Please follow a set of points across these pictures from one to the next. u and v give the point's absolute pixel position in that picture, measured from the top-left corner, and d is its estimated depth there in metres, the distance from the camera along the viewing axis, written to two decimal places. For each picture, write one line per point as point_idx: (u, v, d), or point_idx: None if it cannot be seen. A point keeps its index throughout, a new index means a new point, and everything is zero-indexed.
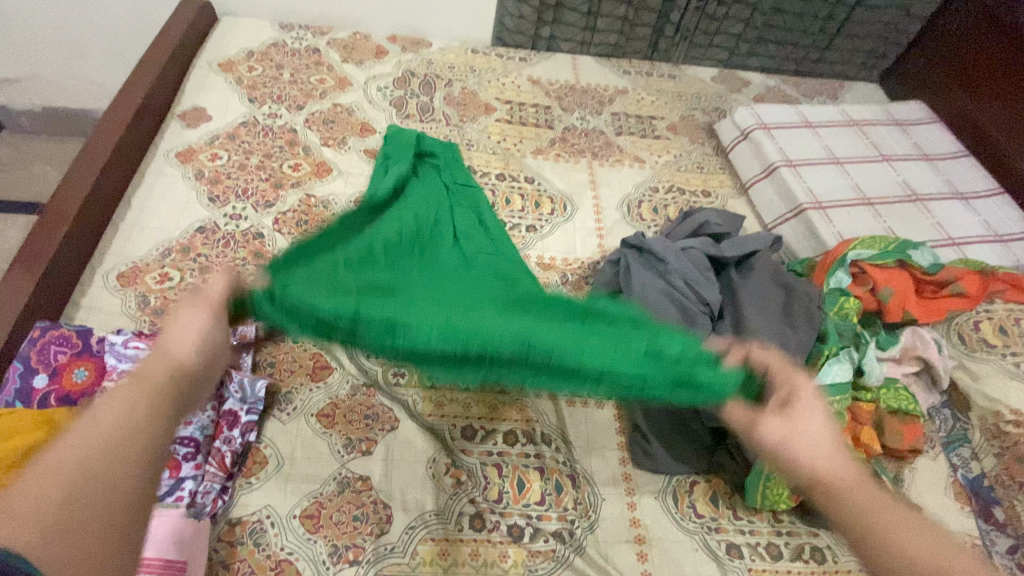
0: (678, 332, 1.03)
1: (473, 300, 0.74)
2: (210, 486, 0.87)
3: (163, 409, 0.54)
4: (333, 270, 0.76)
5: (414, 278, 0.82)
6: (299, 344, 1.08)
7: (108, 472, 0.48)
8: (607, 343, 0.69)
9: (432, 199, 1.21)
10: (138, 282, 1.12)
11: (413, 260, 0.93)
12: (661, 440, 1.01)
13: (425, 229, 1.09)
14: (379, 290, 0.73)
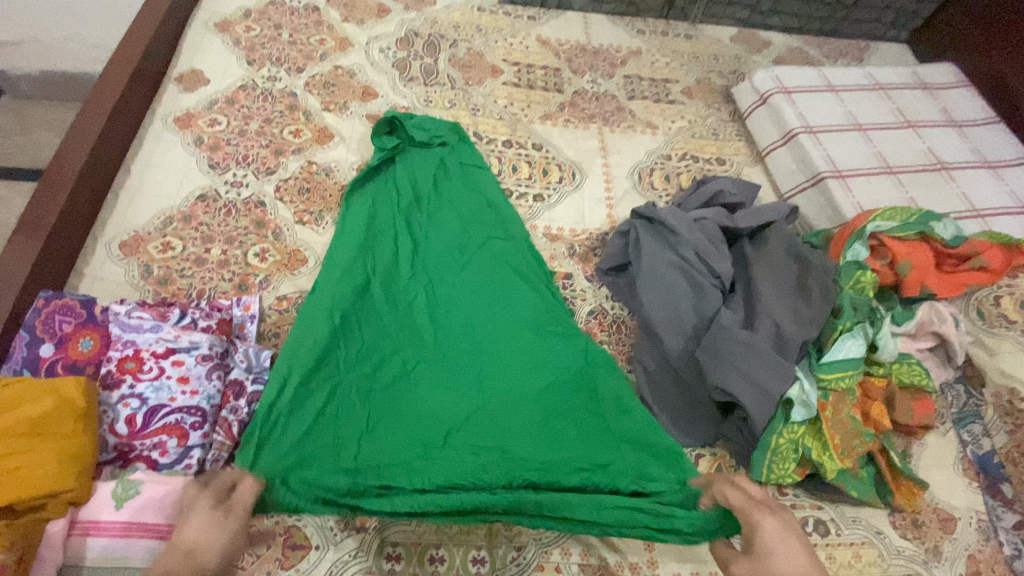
0: (685, 305, 1.01)
1: (450, 462, 0.88)
2: (219, 455, 0.87)
3: None
4: (332, 397, 0.90)
5: (402, 395, 0.94)
6: None
7: None
8: (588, 498, 0.84)
9: (434, 196, 1.16)
10: (141, 251, 1.11)
11: (404, 330, 1.00)
12: (667, 412, 1.01)
13: (422, 250, 1.10)
14: (374, 458, 0.87)
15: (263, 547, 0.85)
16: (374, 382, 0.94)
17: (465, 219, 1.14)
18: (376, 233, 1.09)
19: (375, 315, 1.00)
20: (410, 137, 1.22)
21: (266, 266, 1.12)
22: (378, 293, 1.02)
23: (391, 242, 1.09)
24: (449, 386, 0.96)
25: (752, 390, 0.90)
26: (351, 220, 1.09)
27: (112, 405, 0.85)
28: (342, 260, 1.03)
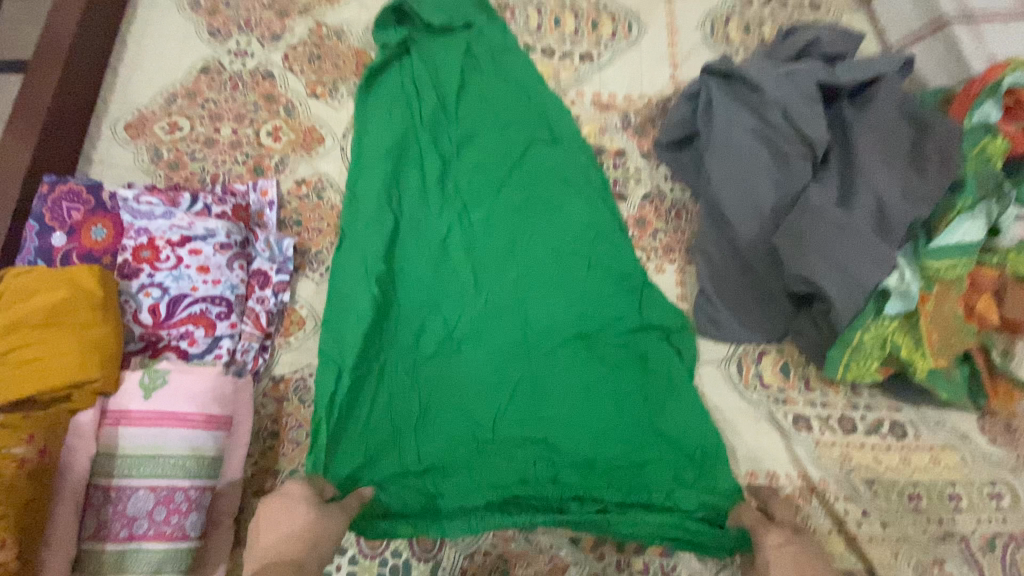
0: (766, 183, 0.85)
1: (507, 445, 0.83)
2: (249, 344, 0.84)
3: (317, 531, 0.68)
4: (378, 377, 0.83)
5: (450, 362, 0.87)
6: (325, 201, 0.98)
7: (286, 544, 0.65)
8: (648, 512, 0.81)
9: (460, 109, 0.99)
10: (147, 133, 1.00)
11: (443, 282, 0.90)
12: (730, 306, 0.89)
13: (454, 178, 0.96)
14: (430, 446, 0.82)
15: (303, 435, 0.84)
16: (419, 349, 0.87)
17: (499, 134, 0.98)
18: (402, 165, 0.95)
19: (411, 267, 0.90)
20: (425, 31, 1.02)
21: (281, 146, 1.00)
22: (411, 243, 0.92)
23: (420, 174, 0.95)
24: (497, 344, 0.87)
25: (839, 281, 0.77)
26: (373, 153, 0.94)
27: (133, 295, 0.80)
28: (371, 204, 0.91)
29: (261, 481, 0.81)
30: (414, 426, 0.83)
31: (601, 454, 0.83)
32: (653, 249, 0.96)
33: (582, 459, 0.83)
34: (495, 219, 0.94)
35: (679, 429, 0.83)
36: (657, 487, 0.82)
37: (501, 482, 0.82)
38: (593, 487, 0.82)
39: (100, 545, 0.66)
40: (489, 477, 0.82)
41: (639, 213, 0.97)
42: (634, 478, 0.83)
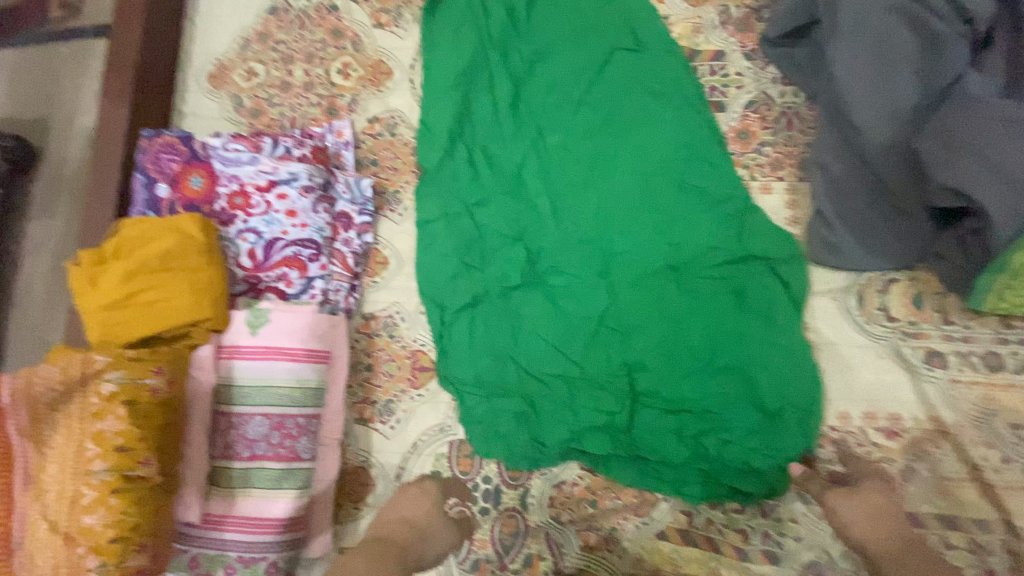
0: (905, 72, 0.69)
1: (593, 381, 0.80)
2: (340, 285, 0.87)
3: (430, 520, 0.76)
4: (463, 311, 0.85)
5: (532, 295, 0.84)
6: (398, 138, 0.95)
7: (397, 525, 0.74)
8: (746, 446, 0.76)
9: (531, 25, 0.91)
10: (228, 82, 1.02)
11: (522, 213, 0.86)
12: (853, 227, 0.78)
13: (527, 101, 0.90)
14: (516, 379, 0.82)
15: (394, 368, 0.87)
16: (500, 283, 0.85)
17: (575, 47, 0.89)
18: (473, 92, 0.90)
19: (488, 199, 0.88)
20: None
21: (351, 84, 0.98)
22: (487, 175, 0.88)
23: (491, 99, 0.90)
24: (580, 277, 0.83)
25: (1002, 193, 0.61)
26: (443, 82, 0.91)
27: (233, 240, 0.84)
28: (445, 137, 0.89)
29: (361, 410, 0.86)
30: (503, 359, 0.83)
31: (696, 391, 0.77)
32: (758, 167, 0.86)
33: (673, 397, 0.78)
34: (576, 141, 0.87)
35: (782, 364, 0.77)
36: (760, 428, 0.76)
37: (587, 419, 0.79)
38: (685, 428, 0.78)
39: (228, 463, 0.73)
40: (575, 411, 0.80)
41: (742, 124, 0.88)
42: (731, 419, 0.77)
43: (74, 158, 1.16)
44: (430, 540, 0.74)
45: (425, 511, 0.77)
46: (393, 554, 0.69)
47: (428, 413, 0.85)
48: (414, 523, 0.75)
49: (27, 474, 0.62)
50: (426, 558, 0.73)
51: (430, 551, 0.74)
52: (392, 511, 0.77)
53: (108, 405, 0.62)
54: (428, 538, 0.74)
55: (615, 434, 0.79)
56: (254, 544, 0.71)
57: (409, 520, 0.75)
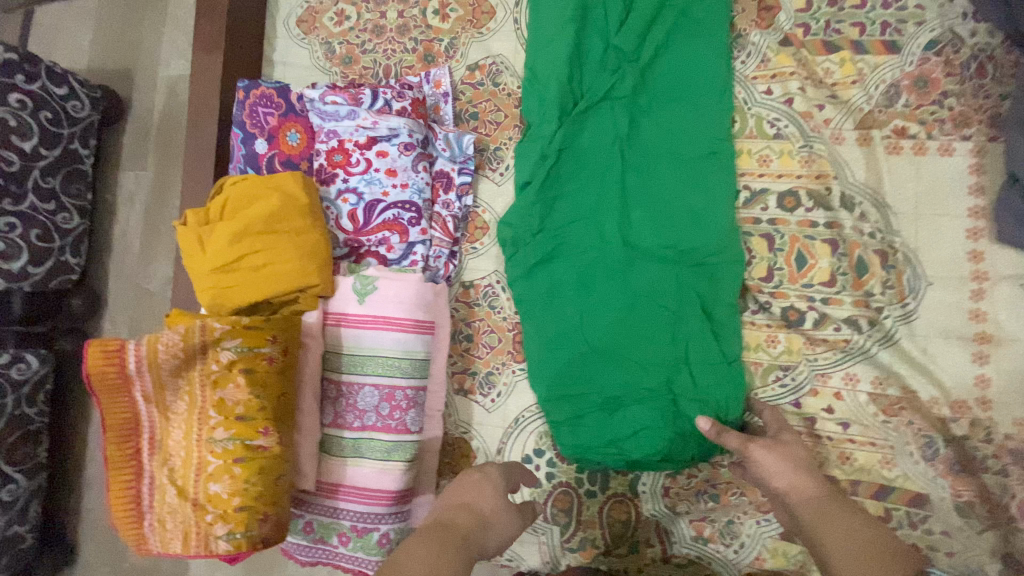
0: None
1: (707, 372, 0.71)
2: (440, 251, 0.82)
3: (497, 513, 0.58)
4: (561, 287, 0.77)
5: (638, 269, 0.74)
6: (500, 87, 0.86)
7: (456, 511, 0.56)
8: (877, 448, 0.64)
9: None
10: (318, 27, 0.95)
11: (630, 178, 0.76)
12: None
13: (647, 48, 0.77)
14: (616, 365, 0.73)
15: (495, 340, 0.82)
16: (600, 256, 0.75)
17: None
18: (585, 36, 0.79)
19: (594, 163, 0.77)
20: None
21: (449, 27, 0.89)
22: (591, 136, 0.78)
23: (605, 45, 0.78)
24: (693, 250, 0.73)
25: None
26: (552, 23, 0.78)
27: (333, 201, 0.80)
28: (555, 89, 0.77)
29: (461, 380, 0.83)
30: (590, 351, 0.74)
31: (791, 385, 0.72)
32: (937, 123, 0.71)
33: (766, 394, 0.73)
34: (674, 106, 0.76)
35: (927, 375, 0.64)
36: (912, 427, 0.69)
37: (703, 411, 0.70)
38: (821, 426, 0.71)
39: (340, 431, 0.72)
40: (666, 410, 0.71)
41: (918, 70, 0.72)
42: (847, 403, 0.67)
43: (161, 109, 1.14)
44: (494, 529, 0.57)
45: (490, 496, 0.59)
46: (450, 547, 0.51)
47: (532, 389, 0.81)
48: (471, 508, 0.57)
49: (153, 439, 0.64)
50: (487, 551, 0.55)
51: (492, 542, 0.56)
52: (454, 495, 0.59)
53: (228, 373, 0.62)
54: (488, 532, 0.56)
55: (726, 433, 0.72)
56: (368, 514, 0.70)
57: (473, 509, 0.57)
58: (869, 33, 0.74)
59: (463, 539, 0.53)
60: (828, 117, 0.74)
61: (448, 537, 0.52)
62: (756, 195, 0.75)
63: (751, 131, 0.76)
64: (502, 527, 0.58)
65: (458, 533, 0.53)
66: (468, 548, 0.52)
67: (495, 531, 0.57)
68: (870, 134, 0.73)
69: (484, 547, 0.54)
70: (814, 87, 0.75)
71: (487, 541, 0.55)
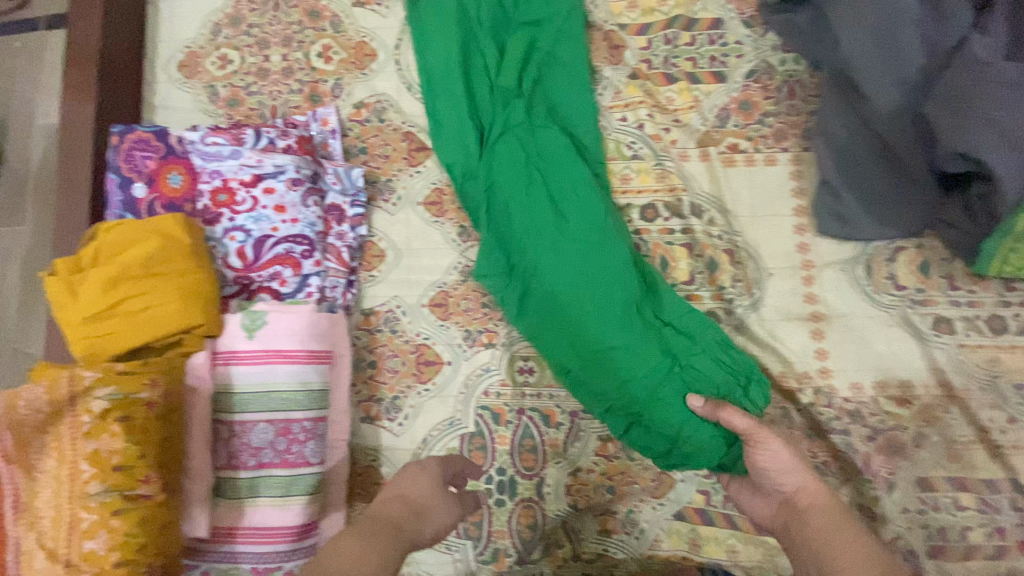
0: (913, 39, 0.66)
1: (688, 342, 0.76)
2: (336, 281, 0.83)
3: (434, 499, 0.60)
4: (539, 316, 0.78)
5: (600, 270, 0.76)
6: (386, 123, 0.90)
7: (392, 504, 0.58)
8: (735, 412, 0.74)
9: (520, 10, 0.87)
10: (200, 71, 0.96)
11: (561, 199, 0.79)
12: (860, 196, 0.77)
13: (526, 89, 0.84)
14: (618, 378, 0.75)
15: (398, 364, 0.84)
16: (564, 270, 0.77)
17: (565, 34, 0.86)
18: (473, 84, 0.84)
19: (522, 186, 0.80)
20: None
21: (333, 68, 0.93)
22: (512, 161, 0.80)
23: (491, 86, 0.84)
24: (630, 243, 0.79)
25: (1015, 159, 0.61)
26: (445, 76, 0.84)
27: (219, 240, 0.80)
28: (455, 130, 0.83)
29: (367, 408, 0.84)
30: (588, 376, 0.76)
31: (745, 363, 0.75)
32: (761, 139, 0.84)
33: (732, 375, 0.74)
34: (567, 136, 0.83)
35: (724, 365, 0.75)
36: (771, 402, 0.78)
37: (709, 390, 0.74)
38: None
39: (234, 472, 0.71)
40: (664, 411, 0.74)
41: (743, 95, 0.85)
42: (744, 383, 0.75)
43: (36, 158, 1.09)
44: (428, 516, 0.58)
45: (425, 486, 0.61)
46: (385, 542, 0.52)
47: (436, 409, 0.82)
48: (409, 499, 0.59)
49: (15, 501, 0.59)
50: (424, 538, 0.57)
51: (430, 528, 0.58)
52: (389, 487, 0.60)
53: (101, 424, 0.59)
54: (428, 522, 0.58)
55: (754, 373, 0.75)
56: (269, 554, 0.69)
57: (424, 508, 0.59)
58: (700, 66, 0.86)
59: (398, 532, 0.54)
60: (675, 137, 0.85)
61: (381, 532, 0.53)
62: (622, 209, 0.84)
63: (612, 153, 0.86)
64: (441, 514, 0.60)
65: (391, 527, 0.54)
66: (400, 538, 0.54)
67: (433, 518, 0.59)
68: (710, 150, 0.84)
69: (425, 535, 0.57)
70: (660, 113, 0.86)
71: (424, 528, 0.57)
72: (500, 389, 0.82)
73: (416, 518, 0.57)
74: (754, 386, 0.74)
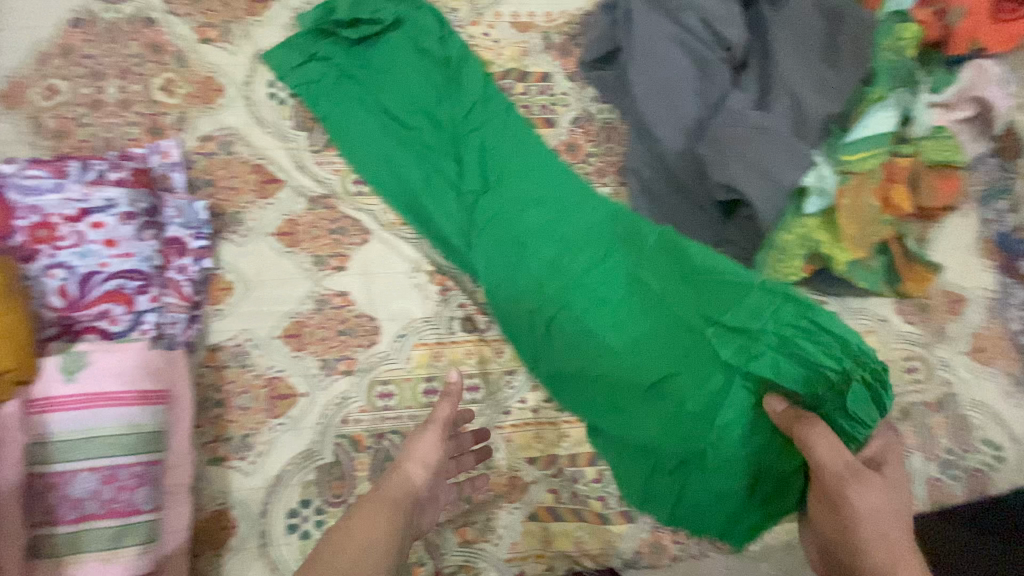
0: (687, 93, 0.85)
1: (748, 337, 0.74)
2: (176, 317, 0.81)
3: (417, 451, 0.73)
4: (592, 403, 0.84)
5: (631, 316, 0.84)
6: (234, 157, 0.91)
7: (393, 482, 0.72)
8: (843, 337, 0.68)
9: (452, 107, 0.92)
10: (20, 100, 0.89)
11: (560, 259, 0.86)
12: (665, 224, 0.90)
13: (499, 181, 0.89)
14: (682, 441, 0.79)
15: (250, 400, 0.82)
16: (591, 327, 0.84)
17: (484, 106, 0.92)
18: (431, 170, 0.89)
19: (517, 258, 0.86)
20: (360, 44, 0.94)
21: (177, 102, 0.92)
22: (504, 241, 0.86)
23: (449, 175, 0.89)
24: (653, 266, 0.83)
25: (761, 186, 0.78)
26: (403, 168, 0.89)
27: (37, 278, 0.74)
28: (431, 239, 0.88)
29: (214, 449, 0.81)
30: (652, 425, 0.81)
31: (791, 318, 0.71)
32: (587, 174, 0.96)
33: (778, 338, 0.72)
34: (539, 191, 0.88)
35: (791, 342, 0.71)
36: None
37: (783, 372, 0.72)
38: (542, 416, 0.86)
39: (52, 530, 0.67)
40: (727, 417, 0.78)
41: (571, 138, 0.97)
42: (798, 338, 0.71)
43: None
44: (409, 467, 0.72)
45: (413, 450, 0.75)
46: (377, 511, 0.67)
47: (292, 441, 0.82)
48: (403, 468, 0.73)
49: None
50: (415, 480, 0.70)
51: (417, 467, 0.71)
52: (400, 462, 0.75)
53: None
54: (410, 471, 0.71)
55: (856, 346, 0.68)
56: None
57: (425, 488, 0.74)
58: (534, 112, 0.98)
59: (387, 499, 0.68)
60: None
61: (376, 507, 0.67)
62: None
63: None
64: (426, 446, 0.72)
65: (383, 498, 0.69)
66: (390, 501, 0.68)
67: (414, 461, 0.71)
68: None
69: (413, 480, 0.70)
70: None
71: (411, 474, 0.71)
72: (359, 416, 0.83)
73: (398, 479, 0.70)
74: (855, 387, 0.66)
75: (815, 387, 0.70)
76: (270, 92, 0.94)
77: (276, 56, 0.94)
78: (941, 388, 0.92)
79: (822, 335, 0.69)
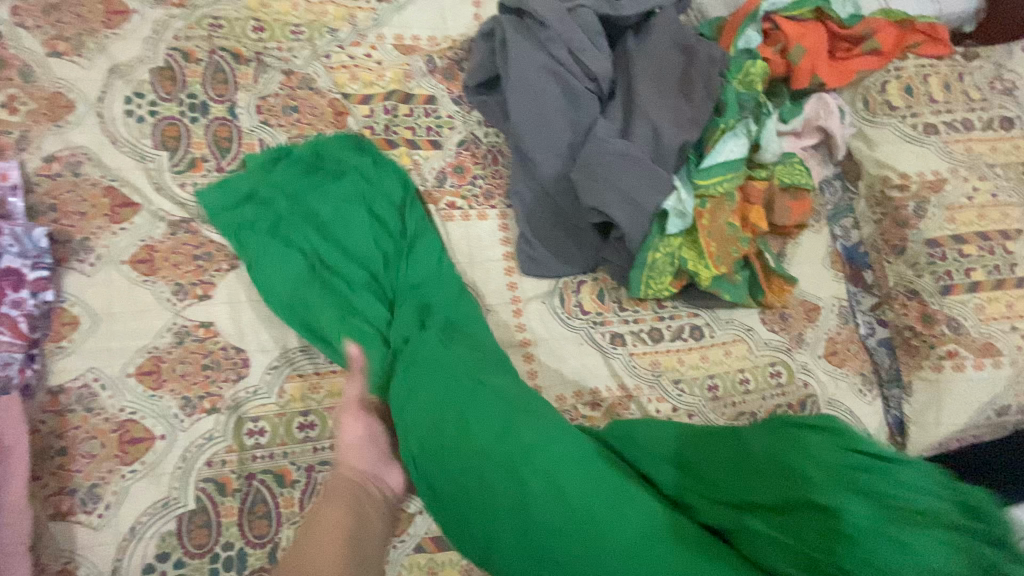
0: (561, 121, 0.90)
1: (815, 511, 0.56)
2: (10, 357, 0.73)
3: (360, 448, 0.73)
4: None
5: (607, 501, 0.62)
6: (84, 179, 0.83)
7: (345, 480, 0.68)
8: (910, 475, 0.54)
9: (399, 269, 0.88)
10: None
11: (518, 426, 0.67)
12: (545, 244, 0.94)
13: (430, 330, 0.81)
14: None
15: (97, 446, 0.75)
16: (560, 526, 0.61)
17: (429, 272, 0.88)
18: (352, 324, 0.83)
19: (445, 434, 0.68)
20: (298, 185, 0.89)
21: (17, 118, 0.83)
22: (431, 406, 0.71)
23: (376, 333, 0.83)
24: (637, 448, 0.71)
25: (626, 210, 0.84)
26: (321, 316, 0.82)
27: None
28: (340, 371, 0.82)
29: (58, 503, 0.72)
30: None
31: (845, 464, 0.57)
32: (474, 196, 0.97)
33: (876, 509, 0.53)
34: (489, 359, 0.78)
35: (885, 492, 0.54)
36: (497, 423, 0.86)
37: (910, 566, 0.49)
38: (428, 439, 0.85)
39: None
40: None
41: (456, 160, 0.98)
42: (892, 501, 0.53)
43: None
44: (352, 461, 0.71)
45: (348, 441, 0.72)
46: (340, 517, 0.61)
47: (147, 489, 0.75)
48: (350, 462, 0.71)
49: None
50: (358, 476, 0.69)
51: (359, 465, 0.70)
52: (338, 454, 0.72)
53: None
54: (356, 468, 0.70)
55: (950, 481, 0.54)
56: None
57: (376, 478, 0.71)
58: (418, 134, 0.97)
59: (343, 505, 0.64)
60: None
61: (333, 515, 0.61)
62: None
63: None
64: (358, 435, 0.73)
65: (339, 501, 0.64)
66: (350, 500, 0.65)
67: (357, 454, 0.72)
68: (431, 206, 0.95)
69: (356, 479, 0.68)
70: None
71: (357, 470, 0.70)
72: (226, 456, 0.78)
73: (349, 482, 0.67)
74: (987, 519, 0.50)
75: (965, 547, 0.49)
76: (129, 109, 0.88)
77: (206, 196, 0.85)
78: (801, 390, 0.97)
79: (898, 476, 0.54)
